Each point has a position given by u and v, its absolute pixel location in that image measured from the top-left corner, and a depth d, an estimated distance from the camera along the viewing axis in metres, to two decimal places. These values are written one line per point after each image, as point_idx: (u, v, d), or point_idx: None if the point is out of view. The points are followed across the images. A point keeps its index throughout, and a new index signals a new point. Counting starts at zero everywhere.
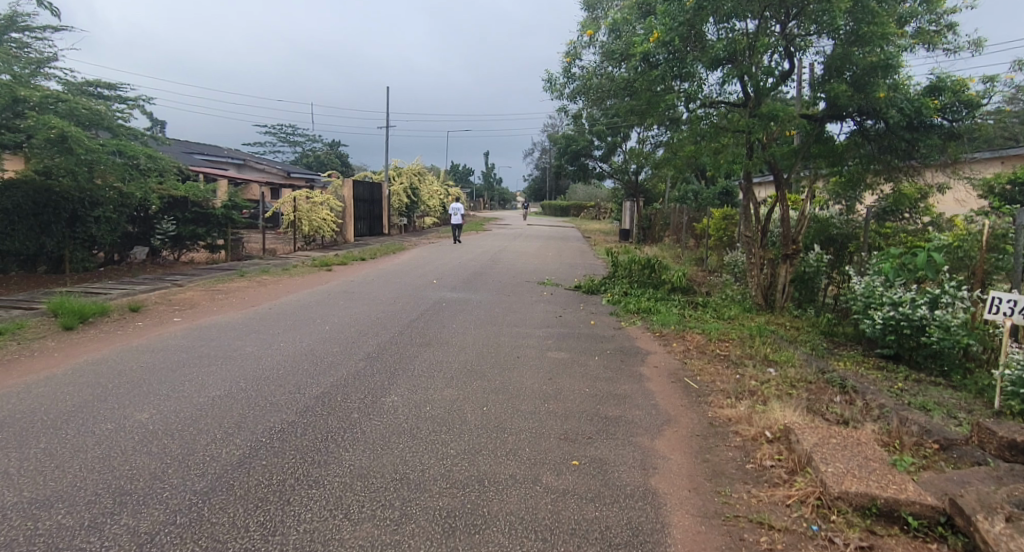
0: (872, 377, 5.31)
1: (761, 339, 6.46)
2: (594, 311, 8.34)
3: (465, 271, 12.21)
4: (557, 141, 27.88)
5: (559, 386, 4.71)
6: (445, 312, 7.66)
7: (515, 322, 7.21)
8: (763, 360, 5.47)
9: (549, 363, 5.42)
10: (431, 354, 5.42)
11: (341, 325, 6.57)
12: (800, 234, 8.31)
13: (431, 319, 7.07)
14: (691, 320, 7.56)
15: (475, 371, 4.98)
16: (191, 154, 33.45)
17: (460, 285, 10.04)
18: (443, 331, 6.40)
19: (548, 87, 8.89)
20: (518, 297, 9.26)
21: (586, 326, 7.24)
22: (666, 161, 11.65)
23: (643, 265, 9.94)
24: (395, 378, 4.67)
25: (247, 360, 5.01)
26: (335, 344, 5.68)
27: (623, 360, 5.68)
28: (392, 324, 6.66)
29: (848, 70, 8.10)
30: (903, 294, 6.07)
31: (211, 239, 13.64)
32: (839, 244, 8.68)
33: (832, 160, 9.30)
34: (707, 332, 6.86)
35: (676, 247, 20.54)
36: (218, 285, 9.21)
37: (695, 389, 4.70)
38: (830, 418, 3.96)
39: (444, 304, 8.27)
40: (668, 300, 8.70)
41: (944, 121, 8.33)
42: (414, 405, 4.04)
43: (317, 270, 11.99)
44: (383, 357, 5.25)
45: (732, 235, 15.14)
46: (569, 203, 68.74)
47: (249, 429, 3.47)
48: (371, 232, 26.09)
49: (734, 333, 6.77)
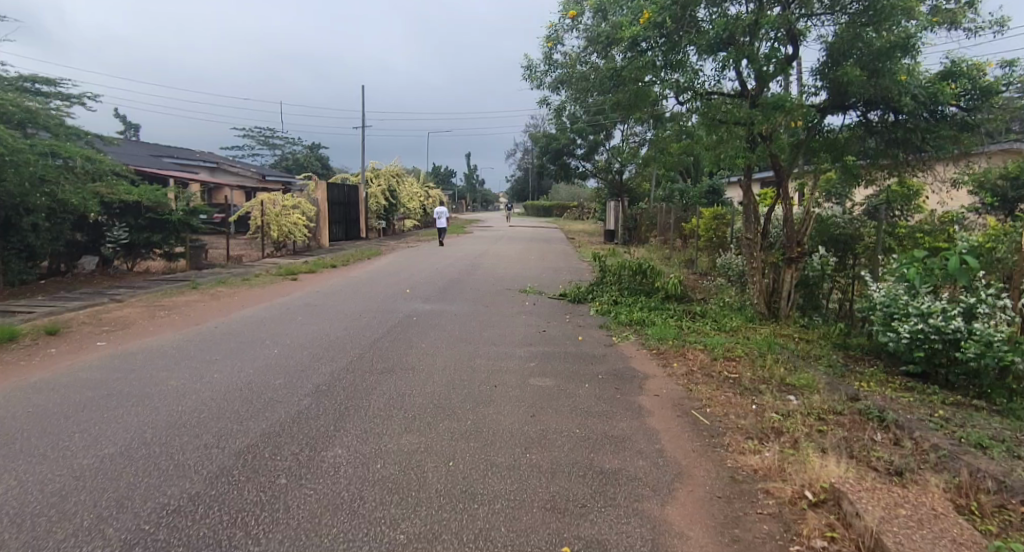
0: (907, 404, 4.61)
1: (771, 356, 5.72)
2: (583, 324, 7.53)
3: (441, 279, 11.33)
4: (538, 140, 27.18)
5: (544, 427, 3.90)
6: (415, 328, 6.81)
7: (493, 340, 6.37)
8: (780, 386, 4.72)
9: (532, 393, 4.61)
10: (392, 386, 4.57)
11: (292, 347, 5.67)
12: (805, 236, 7.63)
13: (398, 338, 6.20)
14: (690, 334, 6.80)
15: (443, 407, 4.14)
16: (159, 157, 32.10)
17: (435, 296, 9.18)
18: (410, 354, 5.55)
19: (527, 75, 8.11)
20: (498, 308, 8.42)
21: (574, 343, 6.43)
22: (653, 160, 10.89)
23: (634, 271, 9.19)
24: (345, 420, 3.82)
25: (165, 400, 4.12)
26: (281, 373, 4.80)
27: (617, 387, 4.87)
28: (352, 345, 5.79)
29: (856, 55, 7.44)
30: (931, 303, 5.39)
31: (168, 247, 12.56)
32: (843, 245, 7.99)
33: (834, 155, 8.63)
34: (709, 349, 6.09)
35: (663, 249, 19.89)
36: (163, 299, 8.24)
37: (706, 427, 3.92)
38: (880, 469, 3.20)
39: (415, 318, 7.42)
40: (662, 310, 7.92)
41: (959, 109, 7.76)
42: (361, 463, 3.20)
43: (281, 280, 11.05)
44: (334, 391, 4.39)
45: (722, 235, 14.50)
46: (552, 203, 68.14)
47: (131, 511, 2.60)
48: (347, 237, 25.09)
49: (740, 349, 6.02)
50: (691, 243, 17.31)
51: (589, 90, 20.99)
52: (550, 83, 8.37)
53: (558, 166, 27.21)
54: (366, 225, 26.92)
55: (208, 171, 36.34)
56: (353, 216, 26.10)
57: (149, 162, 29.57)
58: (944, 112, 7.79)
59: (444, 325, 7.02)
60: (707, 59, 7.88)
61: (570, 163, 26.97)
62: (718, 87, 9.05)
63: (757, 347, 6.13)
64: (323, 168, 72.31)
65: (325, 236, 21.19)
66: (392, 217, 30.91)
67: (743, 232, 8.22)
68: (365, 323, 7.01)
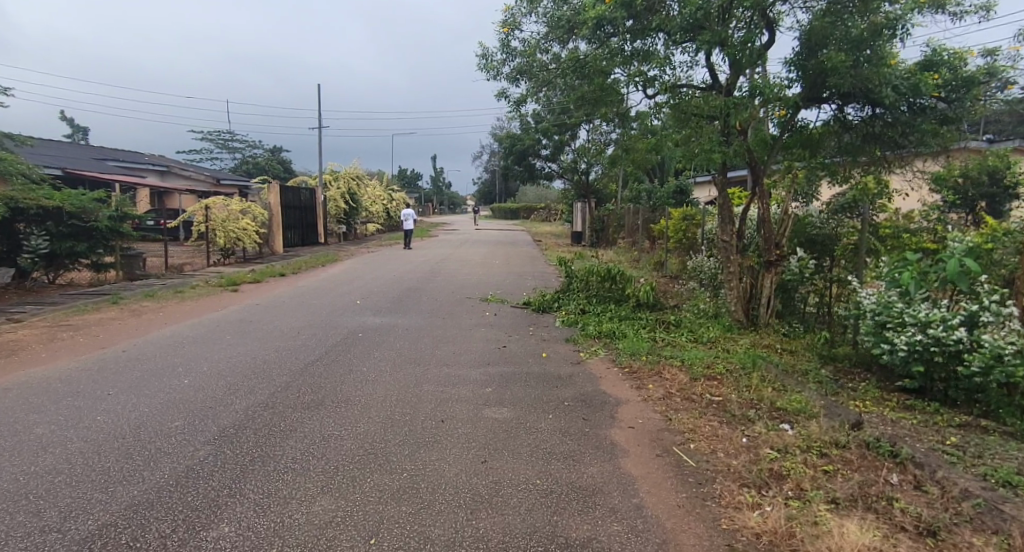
0: (913, 430, 4.07)
1: (757, 373, 5.13)
2: (548, 337, 6.84)
3: (396, 288, 10.51)
4: (503, 140, 26.56)
5: (500, 476, 3.20)
6: (359, 347, 6.03)
7: (447, 360, 5.63)
8: (771, 413, 4.16)
9: (487, 429, 3.89)
10: (319, 425, 3.81)
11: (208, 376, 4.82)
12: (784, 238, 7.11)
13: (338, 360, 5.42)
14: (664, 348, 6.16)
15: (378, 454, 3.41)
16: (102, 160, 30.30)
17: (387, 308, 8.39)
18: (347, 381, 4.78)
19: (484, 64, 7.39)
20: (457, 320, 7.68)
21: (538, 361, 5.73)
22: (620, 157, 10.27)
23: (603, 277, 8.57)
24: (250, 476, 3.05)
25: (18, 454, 3.25)
26: (184, 411, 3.97)
27: (586, 417, 4.20)
28: (281, 372, 4.98)
29: (833, 43, 6.98)
30: (930, 311, 4.89)
31: (96, 256, 11.36)
32: (822, 246, 7.53)
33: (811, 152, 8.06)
34: (686, 366, 5.47)
35: (631, 251, 19.46)
36: (72, 317, 7.24)
37: (694, 474, 3.29)
38: (910, 530, 2.60)
39: (361, 335, 6.64)
40: (633, 320, 7.28)
41: (940, 103, 7.36)
42: (256, 544, 2.44)
43: (219, 291, 10.07)
44: (244, 434, 3.59)
45: (691, 237, 14.10)
46: (520, 205, 67.65)
47: None
48: (303, 242, 23.98)
49: (721, 365, 5.43)
50: (660, 246, 16.81)
51: (554, 87, 20.41)
52: (509, 73, 7.66)
53: (523, 168, 26.55)
54: (325, 230, 25.78)
55: (157, 175, 34.58)
56: (310, 221, 24.98)
57: (90, 165, 27.83)
58: (924, 104, 7.39)
59: (393, 343, 6.26)
60: (678, 46, 7.30)
61: (536, 164, 26.36)
62: (688, 80, 8.49)
63: (738, 363, 5.54)
64: (284, 171, 70.31)
65: (279, 241, 20.10)
66: (353, 221, 29.80)
67: (718, 234, 7.65)
68: (303, 341, 6.20)
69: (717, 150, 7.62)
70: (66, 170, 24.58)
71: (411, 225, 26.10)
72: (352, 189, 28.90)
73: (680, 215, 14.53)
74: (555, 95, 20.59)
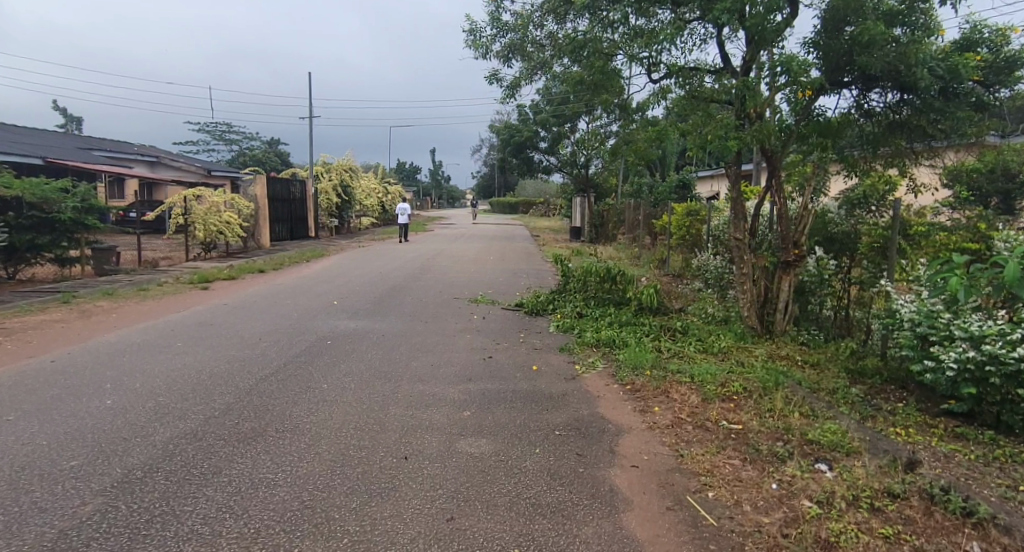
0: (974, 468, 3.38)
1: (781, 392, 4.40)
2: (540, 345, 6.14)
3: (380, 287, 9.80)
4: (500, 132, 25.77)
5: (469, 541, 2.50)
6: (324, 358, 5.31)
7: (423, 374, 4.93)
8: (802, 449, 3.46)
9: (459, 469, 3.19)
10: (251, 464, 3.09)
11: (136, 395, 4.10)
12: (804, 235, 6.38)
13: (295, 375, 4.70)
14: (670, 361, 5.44)
15: (316, 510, 2.69)
16: (88, 151, 29.53)
17: (367, 310, 7.68)
18: (300, 403, 4.07)
19: (470, 39, 6.62)
20: (439, 325, 6.98)
21: (526, 376, 5.03)
22: (621, 148, 9.50)
23: (602, 277, 7.85)
24: (142, 543, 2.34)
25: None
26: (90, 444, 3.25)
27: (579, 452, 3.51)
28: (225, 390, 4.25)
29: (860, 18, 6.26)
30: (984, 324, 4.18)
31: (59, 250, 10.63)
32: (842, 246, 6.84)
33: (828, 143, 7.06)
34: (697, 383, 4.76)
35: (632, 248, 18.73)
36: (11, 319, 6.52)
37: (717, 538, 2.59)
38: None
39: (331, 342, 5.93)
40: (635, 327, 6.54)
41: (978, 88, 6.62)
42: None
43: (187, 289, 9.34)
44: (155, 479, 2.88)
45: (695, 234, 13.41)
46: (519, 200, 66.91)
47: None
48: (292, 236, 23.27)
49: (737, 382, 4.70)
50: (663, 242, 16.07)
51: (553, 75, 19.56)
52: (499, 51, 6.89)
53: (521, 161, 25.71)
54: (315, 223, 25.06)
55: (146, 166, 33.84)
56: (300, 214, 24.26)
57: (74, 155, 27.05)
58: None
59: (364, 352, 5.55)
60: (690, 21, 6.59)
61: (534, 157, 25.55)
62: (696, 62, 7.75)
63: (757, 379, 4.82)
64: (280, 164, 69.49)
65: (266, 235, 19.43)
66: (346, 214, 29.02)
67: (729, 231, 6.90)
68: (261, 351, 5.47)
69: (734, 134, 6.77)
70: (47, 160, 23.79)
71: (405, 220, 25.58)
72: (344, 181, 28.16)
73: (683, 210, 13.78)
74: (554, 83, 19.77)
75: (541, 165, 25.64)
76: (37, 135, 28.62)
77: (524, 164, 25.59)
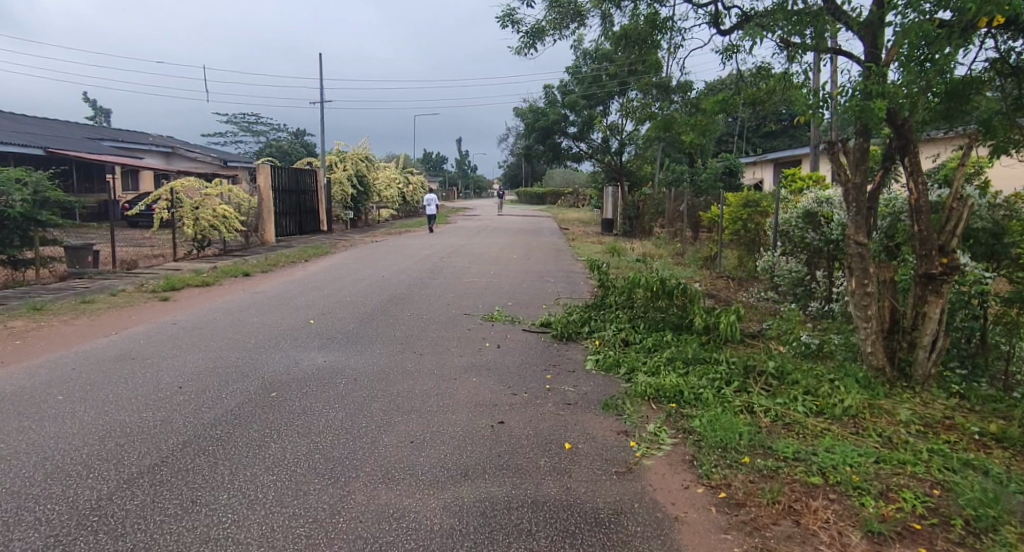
0: None
1: (1011, 530, 2.43)
2: (573, 398, 4.32)
3: (376, 299, 8.08)
4: (524, 114, 23.42)
5: None
6: (251, 428, 3.56)
7: (390, 467, 3.14)
8: None
9: None
10: None
11: None
12: (957, 237, 4.32)
13: (185, 473, 2.94)
14: (773, 437, 3.50)
15: None
16: (96, 141, 28.61)
17: (347, 336, 5.94)
18: (156, 545, 2.33)
19: None
20: (436, 360, 5.22)
21: (554, 467, 3.21)
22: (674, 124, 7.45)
23: (654, 294, 5.96)
24: None
25: None
26: None
27: None
28: (39, 514, 2.51)
29: None
30: None
31: (9, 251, 9.20)
32: (1001, 252, 4.79)
33: (964, 113, 4.72)
34: (840, 492, 2.85)
35: (674, 243, 16.76)
36: None
37: None
38: None
39: (275, 393, 4.19)
40: (705, 370, 4.61)
41: None
42: None
43: (143, 301, 7.79)
44: None
45: (754, 229, 11.48)
46: (547, 189, 64.99)
47: None
48: (300, 230, 21.92)
49: (911, 498, 2.75)
50: (711, 238, 14.00)
51: (584, 34, 19.41)
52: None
53: (547, 147, 23.26)
54: (327, 217, 23.72)
55: (161, 157, 32.97)
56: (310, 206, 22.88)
57: (81, 147, 26.13)
58: None
59: (315, 416, 3.80)
60: None
61: (563, 144, 23.28)
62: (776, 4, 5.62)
63: (939, 489, 2.85)
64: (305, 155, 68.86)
65: (271, 230, 18.54)
66: (362, 207, 27.49)
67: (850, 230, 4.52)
68: (164, 414, 3.74)
69: (868, 86, 4.01)
70: (47, 150, 22.67)
71: (432, 210, 24.22)
72: (360, 171, 26.72)
73: (740, 201, 11.71)
74: (583, 42, 19.32)
75: (570, 152, 23.44)
76: (44, 126, 27.77)
77: (551, 150, 23.26)
